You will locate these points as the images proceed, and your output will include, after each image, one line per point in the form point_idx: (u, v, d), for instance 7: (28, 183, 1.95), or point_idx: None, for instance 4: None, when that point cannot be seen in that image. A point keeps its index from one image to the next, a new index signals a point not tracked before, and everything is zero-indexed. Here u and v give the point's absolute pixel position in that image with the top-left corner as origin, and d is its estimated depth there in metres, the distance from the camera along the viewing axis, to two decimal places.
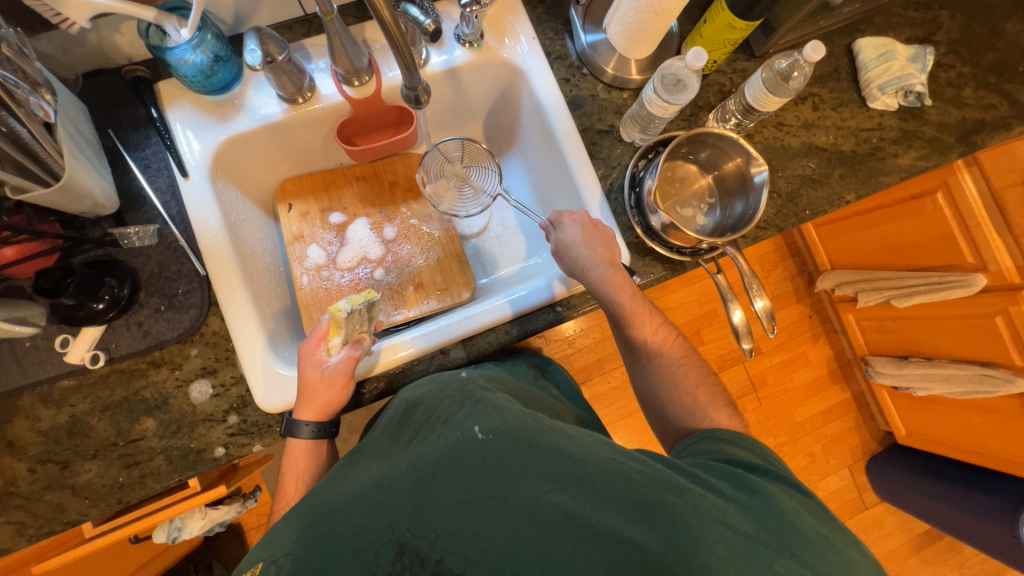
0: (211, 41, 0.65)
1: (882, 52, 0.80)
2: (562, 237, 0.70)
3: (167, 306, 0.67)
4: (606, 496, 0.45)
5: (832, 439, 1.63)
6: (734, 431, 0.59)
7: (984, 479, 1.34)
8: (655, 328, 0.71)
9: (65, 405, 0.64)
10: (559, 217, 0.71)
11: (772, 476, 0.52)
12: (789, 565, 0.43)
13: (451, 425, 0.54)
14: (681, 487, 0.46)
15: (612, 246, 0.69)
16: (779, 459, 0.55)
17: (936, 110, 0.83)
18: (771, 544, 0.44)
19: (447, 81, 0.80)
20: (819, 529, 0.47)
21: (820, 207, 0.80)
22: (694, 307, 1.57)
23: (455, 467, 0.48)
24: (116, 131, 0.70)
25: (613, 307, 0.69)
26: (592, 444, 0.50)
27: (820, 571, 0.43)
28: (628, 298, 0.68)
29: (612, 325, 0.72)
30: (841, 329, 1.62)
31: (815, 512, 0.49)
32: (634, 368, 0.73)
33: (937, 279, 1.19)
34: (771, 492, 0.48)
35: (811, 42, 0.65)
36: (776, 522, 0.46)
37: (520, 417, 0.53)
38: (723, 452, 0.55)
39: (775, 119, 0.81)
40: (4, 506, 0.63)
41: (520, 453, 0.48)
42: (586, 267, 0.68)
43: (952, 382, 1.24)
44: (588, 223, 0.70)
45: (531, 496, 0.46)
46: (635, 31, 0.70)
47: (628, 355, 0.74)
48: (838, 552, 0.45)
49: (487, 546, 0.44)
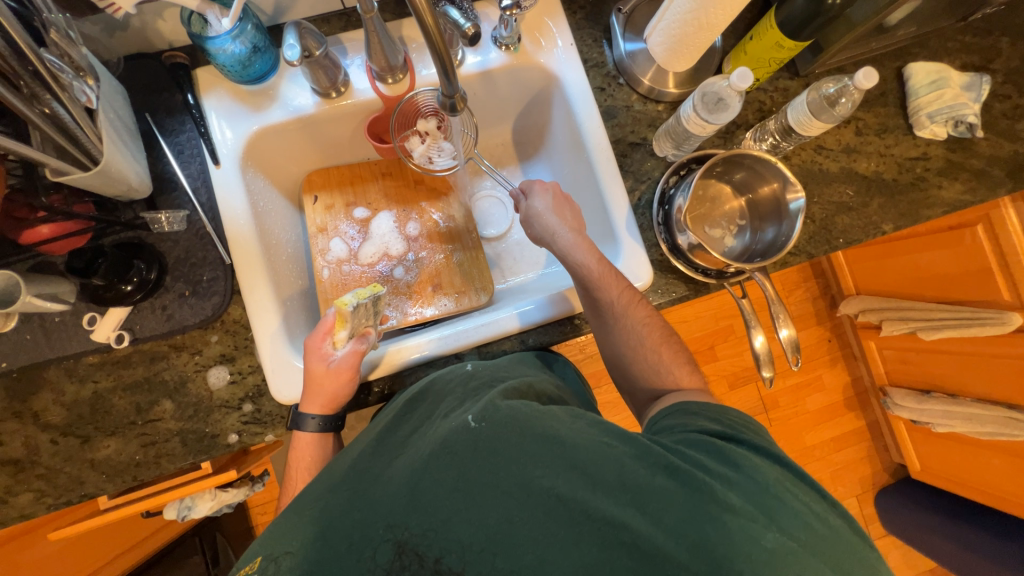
0: (250, 32, 0.66)
1: (935, 79, 0.77)
2: (533, 206, 0.71)
3: (191, 292, 0.68)
4: (596, 481, 0.45)
5: (843, 467, 1.59)
6: (704, 402, 0.56)
7: (1000, 522, 1.29)
8: (622, 289, 0.66)
9: (89, 380, 0.66)
10: (531, 186, 0.73)
11: (753, 447, 0.50)
12: (776, 538, 0.42)
13: (449, 418, 0.54)
14: (672, 469, 0.46)
15: (580, 218, 0.71)
16: (756, 427, 0.53)
17: (987, 143, 0.79)
18: (760, 518, 0.43)
19: (480, 84, 0.79)
20: (802, 499, 0.46)
21: (855, 235, 0.78)
22: (710, 323, 1.55)
23: (447, 455, 0.48)
24: (152, 115, 0.71)
25: (579, 271, 0.66)
26: (584, 430, 0.50)
27: (807, 544, 0.42)
28: (595, 261, 0.66)
29: (578, 287, 0.68)
30: (861, 357, 1.58)
31: (801, 487, 0.47)
32: (600, 329, 0.68)
33: (969, 314, 1.15)
34: (754, 465, 0.47)
35: (864, 68, 0.62)
36: (761, 496, 0.45)
37: (515, 404, 0.51)
38: (694, 425, 0.53)
39: (814, 142, 0.79)
40: (26, 474, 0.65)
41: (512, 435, 0.48)
42: (556, 233, 0.69)
43: (974, 422, 1.19)
44: (560, 195, 0.72)
45: (523, 480, 0.45)
46: (677, 44, 0.68)
47: (593, 318, 0.68)
48: (820, 520, 0.44)
49: (480, 531, 0.44)
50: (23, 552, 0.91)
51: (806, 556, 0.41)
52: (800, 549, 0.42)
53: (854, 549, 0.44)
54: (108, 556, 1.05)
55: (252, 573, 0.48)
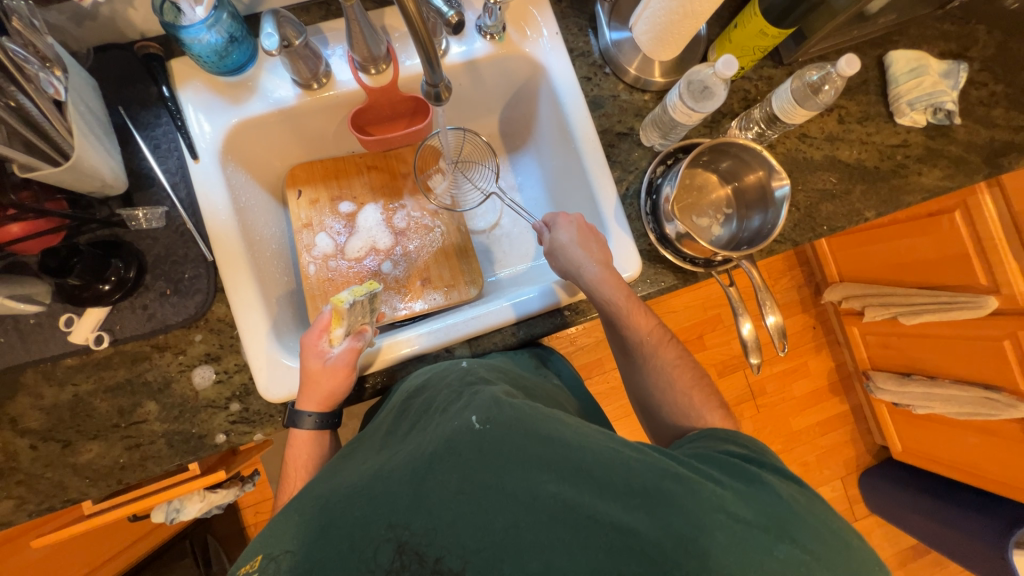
0: (226, 21, 0.64)
1: (914, 66, 0.78)
2: (557, 238, 0.69)
3: (173, 291, 0.66)
4: (604, 485, 0.45)
5: (828, 450, 1.63)
6: (730, 430, 0.57)
7: (978, 499, 1.34)
8: (650, 326, 0.68)
9: (68, 383, 0.64)
10: (555, 219, 0.71)
11: (771, 468, 0.51)
12: (788, 550, 0.42)
13: (449, 414, 0.53)
14: (680, 475, 0.46)
15: (607, 250, 0.69)
16: (771, 449, 0.54)
17: (964, 129, 0.81)
18: (770, 530, 0.44)
19: (465, 74, 0.78)
20: (816, 513, 0.46)
21: (839, 222, 0.79)
22: (699, 312, 1.56)
23: (452, 458, 0.47)
24: (126, 109, 0.68)
25: (608, 308, 0.66)
26: (592, 434, 0.50)
27: (821, 556, 0.43)
28: (624, 298, 0.66)
29: (606, 323, 0.70)
30: (844, 342, 1.61)
31: (812, 499, 0.48)
32: (616, 345, 0.71)
33: (947, 298, 1.19)
34: (769, 480, 0.48)
35: (846, 55, 0.63)
36: (775, 509, 0.45)
37: (518, 404, 0.52)
38: (718, 446, 0.54)
39: (798, 131, 0.79)
40: (5, 481, 0.63)
41: (518, 441, 0.48)
42: (581, 265, 0.67)
43: (953, 402, 1.23)
44: (585, 226, 0.70)
45: (529, 485, 0.45)
46: (662, 33, 0.68)
47: (622, 355, 0.72)
48: (836, 536, 0.45)
49: (484, 536, 0.43)
50: (19, 555, 0.91)
51: (817, 568, 0.42)
52: (811, 561, 0.42)
53: (866, 563, 0.45)
54: (100, 560, 1.05)
55: (253, 571, 0.47)
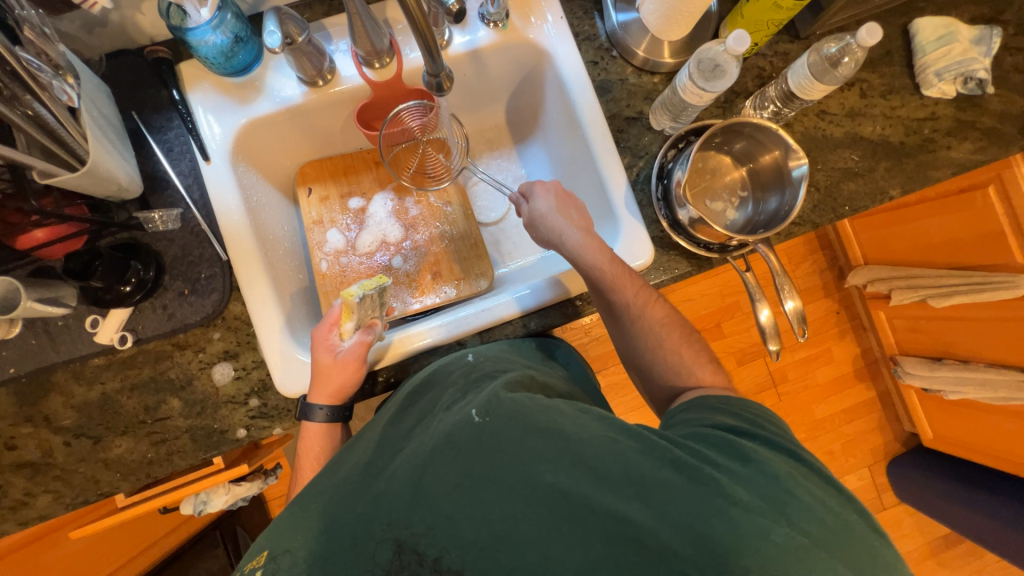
0: (231, 21, 0.64)
1: (942, 33, 0.74)
2: (536, 209, 0.69)
3: (191, 290, 0.68)
4: (602, 475, 0.44)
5: (854, 438, 1.58)
6: (722, 396, 0.56)
7: (1013, 487, 1.29)
8: (636, 288, 0.65)
9: (97, 382, 0.66)
10: (532, 188, 0.70)
11: (763, 441, 0.50)
12: (786, 533, 0.41)
13: (451, 411, 0.54)
14: (679, 462, 0.45)
15: (587, 216, 0.68)
16: (775, 424, 0.53)
17: (998, 99, 0.76)
18: (768, 513, 0.42)
19: (469, 64, 0.77)
20: (817, 494, 0.45)
21: (861, 202, 0.75)
22: (717, 299, 1.53)
23: (450, 450, 0.48)
24: (139, 113, 0.70)
25: (592, 274, 0.64)
26: (589, 424, 0.49)
27: (818, 539, 0.42)
28: (608, 261, 0.64)
29: (592, 291, 0.67)
30: (870, 327, 1.56)
31: (814, 480, 0.47)
32: (617, 332, 0.68)
33: (981, 279, 1.12)
34: (766, 459, 0.47)
35: (866, 25, 0.60)
36: (772, 490, 0.44)
37: (518, 397, 0.51)
38: (711, 420, 0.53)
39: (817, 107, 0.76)
40: (43, 475, 0.66)
41: (516, 434, 0.48)
42: (563, 234, 0.66)
43: (987, 387, 1.18)
44: (562, 193, 0.69)
45: (527, 476, 0.45)
46: (670, 11, 0.66)
47: (611, 323, 0.68)
48: (835, 516, 0.44)
49: (481, 528, 0.44)
50: (37, 559, 0.93)
51: (818, 552, 0.41)
52: (811, 544, 0.41)
53: (868, 544, 0.44)
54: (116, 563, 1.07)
55: (257, 568, 0.49)
